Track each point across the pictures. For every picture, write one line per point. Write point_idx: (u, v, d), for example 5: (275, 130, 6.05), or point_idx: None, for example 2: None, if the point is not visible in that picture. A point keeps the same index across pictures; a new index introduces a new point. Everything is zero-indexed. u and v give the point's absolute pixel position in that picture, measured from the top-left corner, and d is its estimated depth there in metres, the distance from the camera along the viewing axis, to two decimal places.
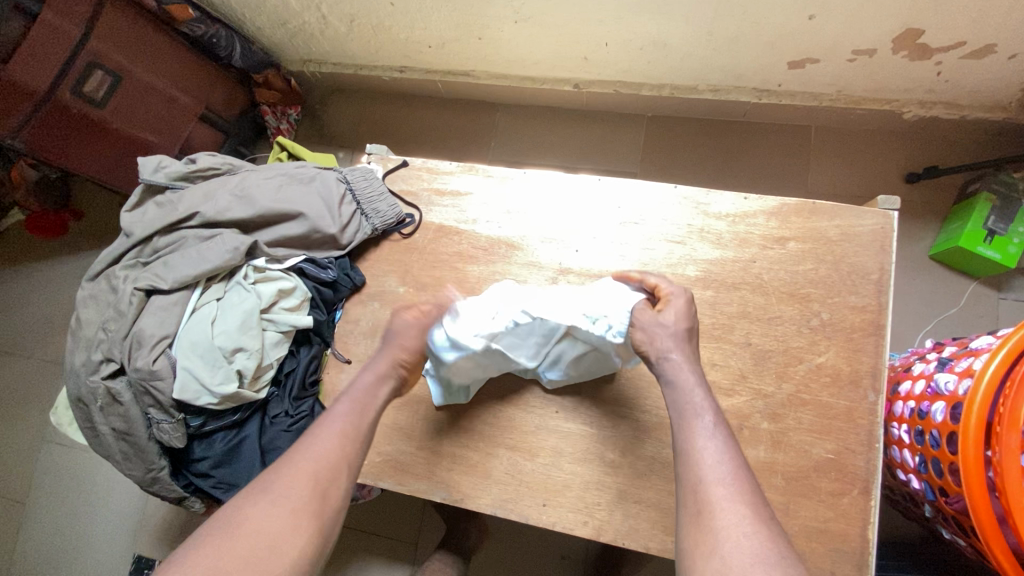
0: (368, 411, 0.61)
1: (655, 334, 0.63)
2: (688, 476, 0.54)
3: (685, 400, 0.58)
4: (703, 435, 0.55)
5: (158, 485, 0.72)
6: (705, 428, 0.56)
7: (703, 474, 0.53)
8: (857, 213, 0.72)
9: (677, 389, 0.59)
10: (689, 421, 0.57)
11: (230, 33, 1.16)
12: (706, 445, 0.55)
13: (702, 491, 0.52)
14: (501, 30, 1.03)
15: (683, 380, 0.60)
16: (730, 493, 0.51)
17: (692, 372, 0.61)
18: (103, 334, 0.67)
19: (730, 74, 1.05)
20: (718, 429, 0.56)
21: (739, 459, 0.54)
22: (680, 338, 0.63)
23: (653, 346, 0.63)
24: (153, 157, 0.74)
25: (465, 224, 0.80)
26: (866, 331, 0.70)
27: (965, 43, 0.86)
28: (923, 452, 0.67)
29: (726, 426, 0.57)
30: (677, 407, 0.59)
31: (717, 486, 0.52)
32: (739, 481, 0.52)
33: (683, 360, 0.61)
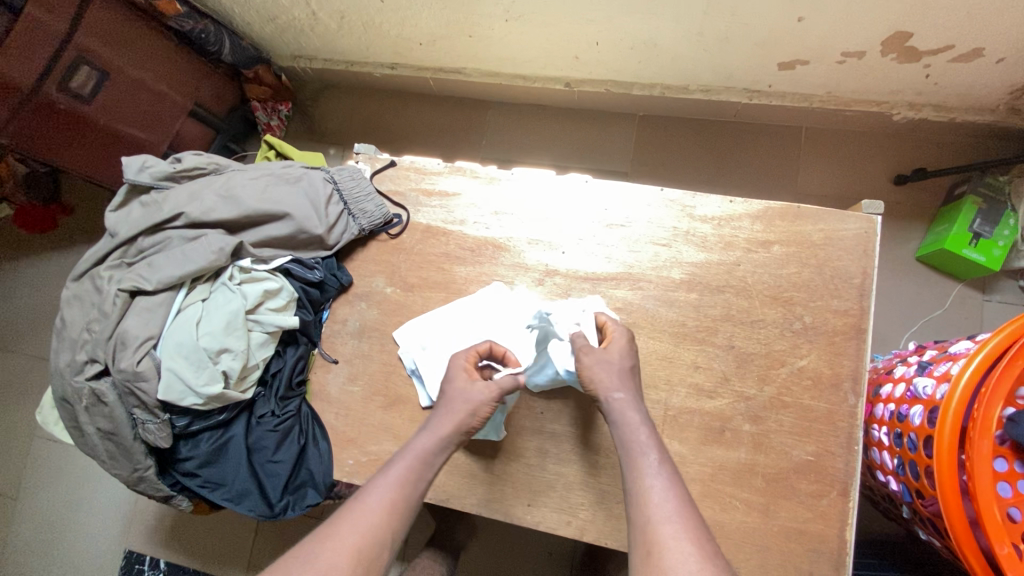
0: (419, 480, 0.58)
1: (603, 371, 0.62)
2: (639, 517, 0.53)
3: (631, 438, 0.58)
4: (650, 472, 0.56)
5: (144, 484, 0.72)
6: (650, 465, 0.56)
7: (651, 514, 0.53)
8: (841, 217, 0.73)
9: (624, 428, 0.59)
10: (636, 459, 0.57)
11: (219, 29, 1.15)
12: (653, 483, 0.55)
13: (649, 530, 0.52)
14: (492, 28, 1.03)
15: (630, 418, 0.60)
16: (678, 529, 0.51)
17: (638, 411, 0.60)
18: (88, 334, 0.66)
19: (720, 74, 1.05)
20: (663, 467, 0.56)
21: (684, 495, 0.54)
22: (625, 374, 0.63)
23: (598, 385, 0.62)
24: (137, 156, 0.73)
25: (453, 225, 0.80)
26: (848, 335, 0.70)
27: (953, 47, 0.87)
28: (901, 454, 0.68)
29: (671, 463, 0.57)
30: (624, 446, 0.58)
31: (667, 524, 0.52)
32: (687, 519, 0.52)
33: (629, 399, 0.61)
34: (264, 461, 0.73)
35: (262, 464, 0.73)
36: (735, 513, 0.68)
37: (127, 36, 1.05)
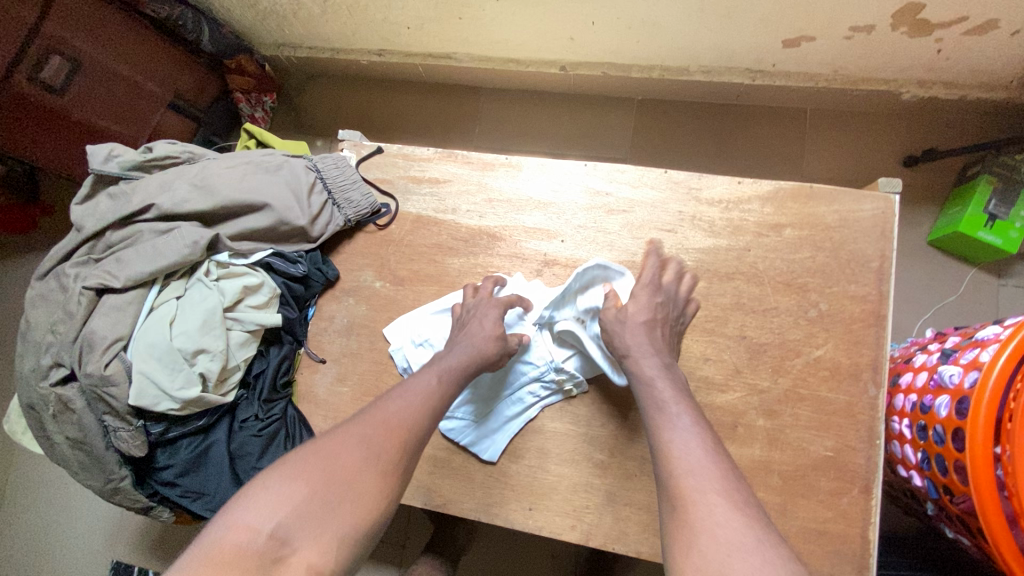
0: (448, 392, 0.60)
1: (619, 331, 0.62)
2: (666, 468, 0.51)
3: (654, 394, 0.57)
4: (675, 425, 0.53)
5: (120, 495, 0.67)
6: (675, 419, 0.54)
7: (677, 465, 0.50)
8: (856, 197, 0.68)
9: (645, 384, 0.58)
10: (660, 414, 0.55)
11: (196, 16, 1.09)
12: (678, 436, 0.52)
13: (679, 480, 0.49)
14: (482, 9, 0.98)
15: (654, 374, 0.58)
16: (707, 480, 0.48)
17: (659, 364, 0.59)
18: (52, 337, 0.62)
19: (722, 54, 1.01)
20: (690, 421, 0.53)
21: (713, 446, 0.52)
22: (653, 332, 0.61)
23: (621, 347, 0.61)
24: (103, 144, 0.68)
25: (444, 214, 0.76)
26: (866, 322, 0.66)
27: (968, 18, 0.82)
28: (926, 448, 0.64)
29: (701, 417, 0.54)
30: (648, 402, 0.57)
31: (693, 475, 0.49)
32: (718, 469, 0.49)
33: (654, 356, 0.60)
34: (251, 468, 0.67)
35: (246, 472, 0.67)
36: None
37: (100, 24, 1.00)
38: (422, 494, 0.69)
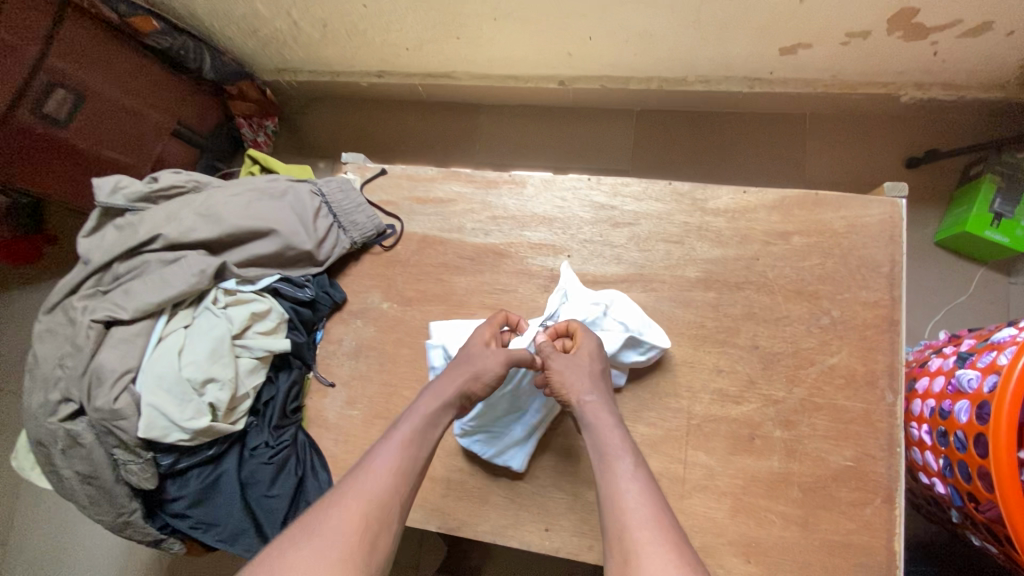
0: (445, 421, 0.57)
1: (572, 374, 0.59)
2: (612, 525, 0.49)
3: (604, 441, 0.54)
4: (624, 477, 0.51)
5: (130, 529, 0.66)
6: (626, 469, 0.52)
7: (626, 521, 0.48)
8: (863, 202, 0.68)
9: (596, 432, 0.55)
10: (609, 464, 0.52)
11: (198, 44, 1.12)
12: (627, 488, 0.50)
13: (626, 538, 0.47)
14: (480, 28, 0.99)
15: (602, 420, 0.56)
16: (656, 536, 0.47)
17: (611, 411, 0.57)
18: (60, 371, 0.61)
19: (719, 64, 1.01)
20: (639, 471, 0.52)
21: (660, 498, 0.50)
22: (597, 377, 0.59)
23: (568, 388, 0.58)
24: (110, 177, 0.67)
25: (450, 233, 0.76)
26: (880, 328, 0.65)
27: (964, 20, 0.83)
28: (947, 454, 0.63)
29: (647, 466, 0.53)
30: (596, 450, 0.54)
31: (639, 531, 0.47)
32: (662, 526, 0.47)
33: (600, 402, 0.57)
34: (259, 496, 0.67)
35: (257, 499, 0.67)
36: (772, 527, 0.62)
37: (103, 56, 1.02)
38: (436, 517, 0.68)
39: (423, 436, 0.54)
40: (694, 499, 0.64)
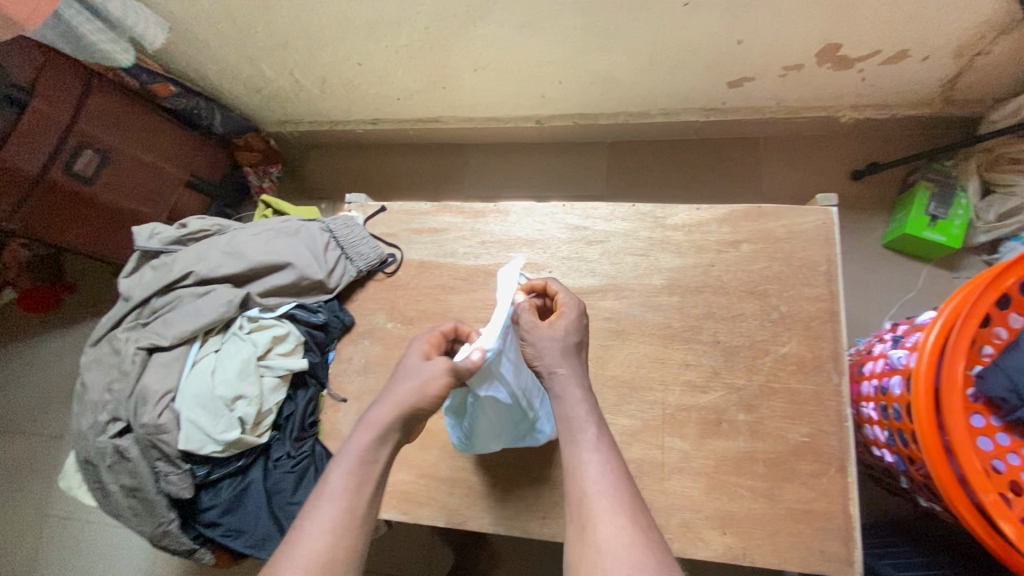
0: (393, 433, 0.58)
1: (546, 348, 0.63)
2: (575, 491, 0.56)
3: (570, 413, 0.61)
4: (587, 448, 0.58)
5: (168, 538, 0.74)
6: (589, 440, 0.59)
7: (586, 487, 0.55)
8: (800, 212, 0.79)
9: (564, 403, 0.62)
10: (575, 434, 0.59)
11: (210, 104, 1.24)
12: (590, 459, 0.57)
13: (585, 503, 0.54)
14: (463, 78, 1.12)
15: (570, 394, 0.62)
16: (612, 504, 0.54)
17: (578, 386, 0.63)
18: (109, 395, 0.71)
19: (676, 98, 1.14)
20: (601, 442, 0.59)
21: (619, 468, 0.57)
22: (568, 350, 0.64)
23: (543, 360, 0.63)
24: (146, 226, 0.80)
25: (444, 258, 0.86)
26: (823, 319, 0.75)
27: (881, 51, 0.95)
28: (890, 425, 0.71)
29: (609, 438, 0.60)
30: (564, 421, 0.61)
31: (597, 498, 0.54)
32: (619, 493, 0.54)
33: (570, 376, 0.63)
34: (283, 503, 0.74)
35: (281, 507, 0.74)
36: (742, 500, 0.70)
37: (125, 119, 1.13)
38: (444, 513, 0.75)
39: (366, 466, 0.56)
40: (673, 481, 0.72)
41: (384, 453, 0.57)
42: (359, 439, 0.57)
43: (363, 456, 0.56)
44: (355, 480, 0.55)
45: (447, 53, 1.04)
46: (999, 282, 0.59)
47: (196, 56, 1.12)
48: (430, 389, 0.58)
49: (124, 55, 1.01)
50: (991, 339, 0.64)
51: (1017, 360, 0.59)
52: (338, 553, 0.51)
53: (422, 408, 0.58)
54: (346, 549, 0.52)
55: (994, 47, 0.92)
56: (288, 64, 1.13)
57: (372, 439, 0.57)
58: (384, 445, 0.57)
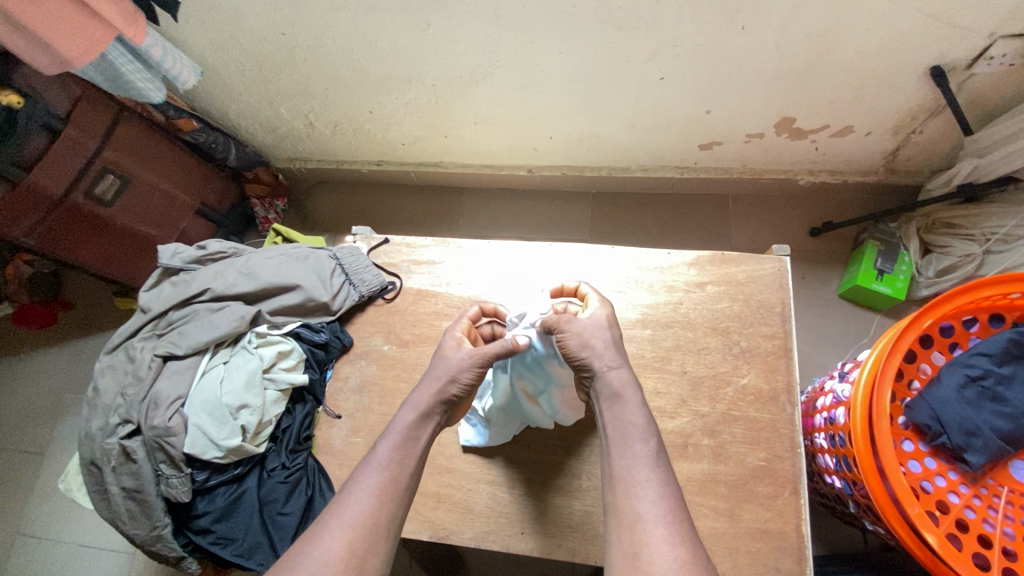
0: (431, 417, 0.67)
1: (591, 338, 0.69)
2: (628, 512, 0.59)
3: (630, 420, 0.64)
4: (645, 465, 0.61)
5: (161, 543, 0.78)
6: (647, 455, 0.62)
7: (643, 510, 0.58)
8: (757, 260, 0.90)
9: (621, 409, 0.65)
10: (630, 444, 0.63)
11: (227, 140, 1.33)
12: (647, 476, 0.60)
13: (642, 529, 0.57)
14: (463, 129, 1.24)
15: (627, 397, 0.66)
16: (668, 533, 0.57)
17: (633, 390, 0.66)
18: (121, 399, 0.78)
19: (654, 157, 1.28)
20: (658, 458, 0.62)
21: (674, 489, 0.61)
22: (615, 347, 0.70)
23: (593, 351, 0.68)
24: (171, 245, 0.91)
25: (440, 287, 0.92)
26: (778, 354, 0.84)
27: (830, 125, 1.10)
28: (836, 452, 0.79)
29: (664, 455, 0.63)
30: (621, 429, 0.64)
31: (657, 526, 0.57)
32: (677, 521, 0.58)
33: (625, 376, 0.67)
34: (275, 513, 0.78)
35: (272, 516, 0.78)
36: (706, 519, 0.76)
37: (148, 148, 1.21)
38: (428, 527, 0.79)
39: (408, 440, 0.64)
40: None
41: (424, 431, 0.66)
42: (404, 416, 0.66)
43: (407, 433, 0.65)
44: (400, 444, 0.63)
45: (452, 107, 1.16)
46: (918, 322, 0.69)
47: (220, 95, 1.22)
48: (463, 377, 0.68)
49: (156, 92, 1.05)
50: (918, 374, 0.73)
51: (938, 392, 0.68)
52: (380, 517, 0.59)
53: (458, 394, 0.68)
54: (388, 513, 0.59)
55: (926, 126, 1.07)
56: (305, 108, 1.24)
57: (415, 418, 0.66)
58: (426, 422, 0.66)
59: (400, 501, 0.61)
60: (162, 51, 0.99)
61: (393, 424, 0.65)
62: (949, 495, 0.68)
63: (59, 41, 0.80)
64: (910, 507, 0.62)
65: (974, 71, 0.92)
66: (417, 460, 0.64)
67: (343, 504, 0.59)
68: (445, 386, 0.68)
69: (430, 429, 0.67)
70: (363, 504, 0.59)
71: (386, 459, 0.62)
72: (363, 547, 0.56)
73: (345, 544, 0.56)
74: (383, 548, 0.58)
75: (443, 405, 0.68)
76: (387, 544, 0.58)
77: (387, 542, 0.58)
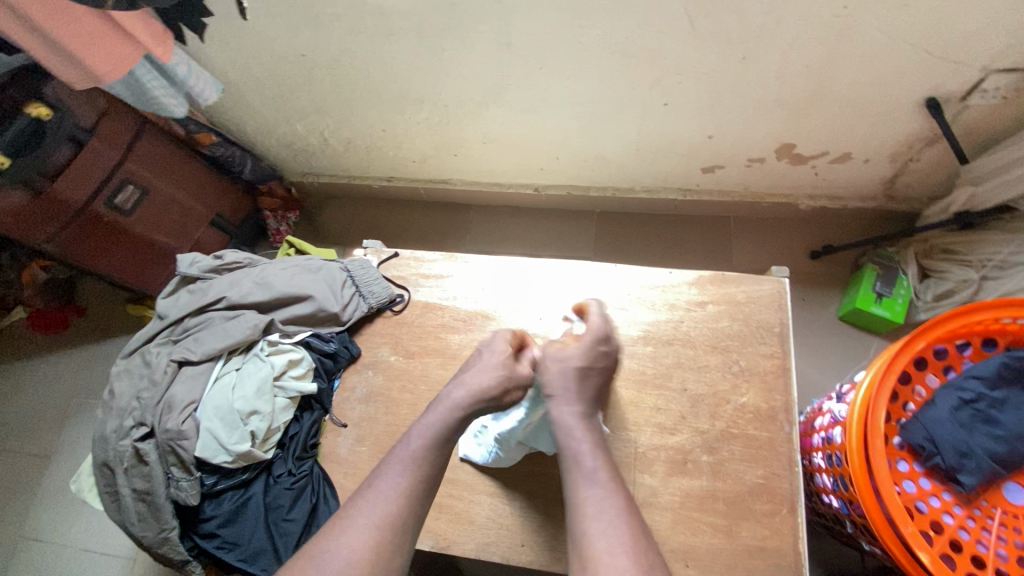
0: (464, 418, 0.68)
1: (546, 369, 0.71)
2: (575, 530, 0.61)
3: (568, 441, 0.67)
4: (587, 482, 0.63)
5: (167, 546, 0.80)
6: (588, 473, 0.64)
7: (587, 527, 0.60)
8: (757, 281, 0.92)
9: (563, 430, 0.68)
10: (572, 464, 0.65)
11: (244, 153, 1.38)
12: (589, 493, 0.62)
13: (587, 543, 0.59)
14: (473, 148, 1.28)
15: (568, 418, 0.68)
16: (612, 547, 0.58)
17: (575, 411, 0.69)
18: (137, 402, 0.81)
19: (657, 179, 1.31)
20: (601, 474, 0.64)
21: (620, 503, 0.62)
22: (565, 378, 0.69)
23: (544, 381, 0.70)
24: (190, 254, 0.95)
25: (447, 300, 0.95)
26: (777, 373, 0.86)
27: (828, 152, 1.13)
28: (833, 472, 0.80)
29: (608, 471, 0.65)
30: (564, 450, 0.67)
31: (600, 541, 0.58)
32: (619, 534, 0.59)
33: (568, 400, 0.69)
34: (279, 520, 0.79)
35: (277, 523, 0.79)
36: (703, 536, 0.77)
37: (166, 161, 1.25)
38: (430, 537, 0.80)
39: (440, 440, 0.66)
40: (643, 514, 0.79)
41: (458, 432, 0.67)
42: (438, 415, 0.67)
43: (439, 433, 0.66)
44: (428, 451, 0.64)
45: (462, 127, 1.20)
46: (912, 344, 0.71)
47: (239, 112, 1.27)
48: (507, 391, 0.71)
49: (179, 108, 1.07)
50: (914, 397, 0.75)
51: (931, 414, 0.70)
52: (404, 517, 0.61)
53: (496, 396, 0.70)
54: (409, 512, 0.61)
55: (922, 155, 1.10)
56: (320, 125, 1.28)
57: (453, 418, 0.67)
58: (461, 424, 0.68)
59: (421, 498, 0.63)
60: (188, 69, 1.03)
61: (427, 420, 0.67)
62: (943, 516, 0.68)
63: (91, 59, 0.81)
64: (903, 526, 0.63)
65: (968, 103, 0.95)
66: (442, 463, 0.65)
67: (369, 502, 0.61)
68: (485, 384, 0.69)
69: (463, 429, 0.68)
70: (388, 506, 0.61)
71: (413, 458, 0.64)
72: (385, 543, 0.59)
73: (368, 543, 0.58)
74: (401, 546, 0.60)
75: (478, 407, 0.69)
76: (406, 540, 0.60)
77: (406, 539, 0.60)
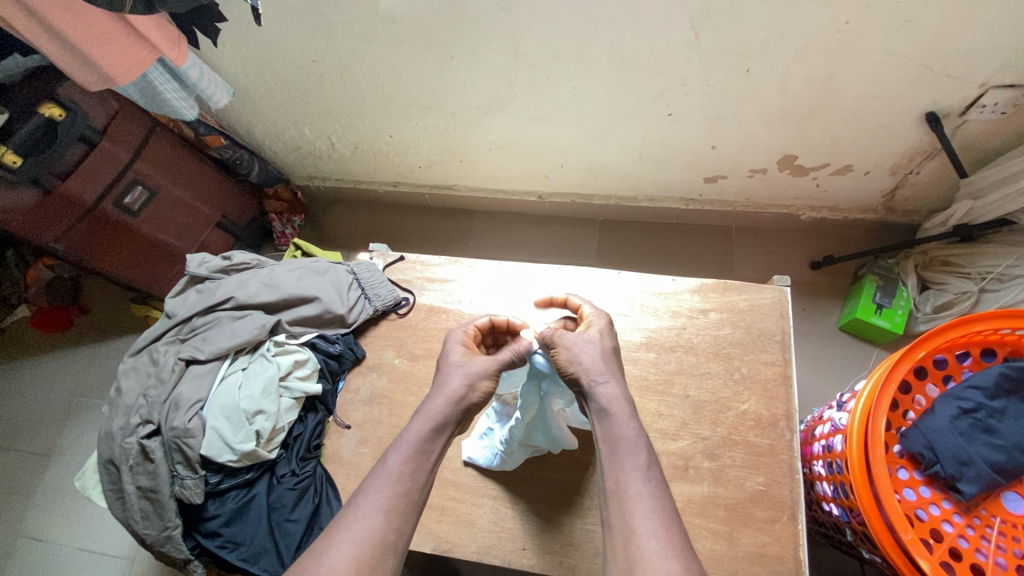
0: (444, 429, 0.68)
1: (582, 353, 0.71)
2: (621, 529, 0.60)
3: (620, 433, 0.65)
4: (636, 477, 0.62)
5: (170, 544, 0.81)
6: (637, 469, 0.63)
7: (635, 525, 0.59)
8: (759, 289, 0.93)
9: (612, 422, 0.66)
10: (621, 459, 0.64)
11: (252, 157, 1.39)
12: (639, 490, 0.61)
13: (635, 543, 0.58)
14: (478, 155, 1.30)
15: (615, 410, 0.67)
16: (661, 547, 0.57)
17: (621, 401, 0.68)
18: (144, 400, 0.81)
19: (660, 188, 1.33)
20: (650, 471, 0.63)
21: (666, 501, 0.61)
22: (605, 360, 0.71)
23: (582, 366, 0.70)
24: (198, 255, 0.96)
25: (452, 304, 0.96)
26: (778, 381, 0.87)
27: (830, 164, 1.15)
28: (834, 479, 0.80)
29: (658, 468, 0.64)
30: (612, 443, 0.65)
31: (650, 542, 0.57)
32: (670, 536, 0.58)
33: (615, 391, 0.68)
34: (282, 520, 0.80)
35: (279, 523, 0.80)
36: (705, 542, 0.77)
37: (175, 162, 1.26)
38: (431, 539, 0.81)
39: (421, 454, 0.66)
40: None
41: (436, 444, 0.67)
42: (416, 428, 0.67)
43: (419, 445, 0.66)
44: (409, 465, 0.64)
45: (469, 133, 1.21)
46: (912, 353, 0.72)
47: (248, 114, 1.29)
48: (479, 386, 0.71)
49: (190, 111, 1.09)
50: (914, 405, 0.76)
51: (931, 422, 0.71)
52: (389, 535, 0.60)
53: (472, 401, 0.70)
54: (395, 531, 0.60)
55: (922, 167, 1.12)
56: (328, 130, 1.30)
57: (428, 430, 0.67)
58: (438, 436, 0.67)
59: (409, 520, 0.62)
60: (198, 71, 1.03)
61: (404, 436, 0.67)
62: (943, 524, 0.69)
63: (104, 57, 0.82)
64: (904, 533, 0.64)
65: (967, 118, 0.97)
66: (427, 472, 0.65)
67: (353, 519, 0.60)
68: (462, 395, 0.69)
69: (443, 441, 0.68)
70: (372, 521, 0.60)
71: (395, 472, 0.64)
72: (372, 562, 0.57)
73: (353, 561, 0.57)
74: (389, 566, 0.59)
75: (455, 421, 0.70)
76: (393, 560, 0.59)
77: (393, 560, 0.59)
